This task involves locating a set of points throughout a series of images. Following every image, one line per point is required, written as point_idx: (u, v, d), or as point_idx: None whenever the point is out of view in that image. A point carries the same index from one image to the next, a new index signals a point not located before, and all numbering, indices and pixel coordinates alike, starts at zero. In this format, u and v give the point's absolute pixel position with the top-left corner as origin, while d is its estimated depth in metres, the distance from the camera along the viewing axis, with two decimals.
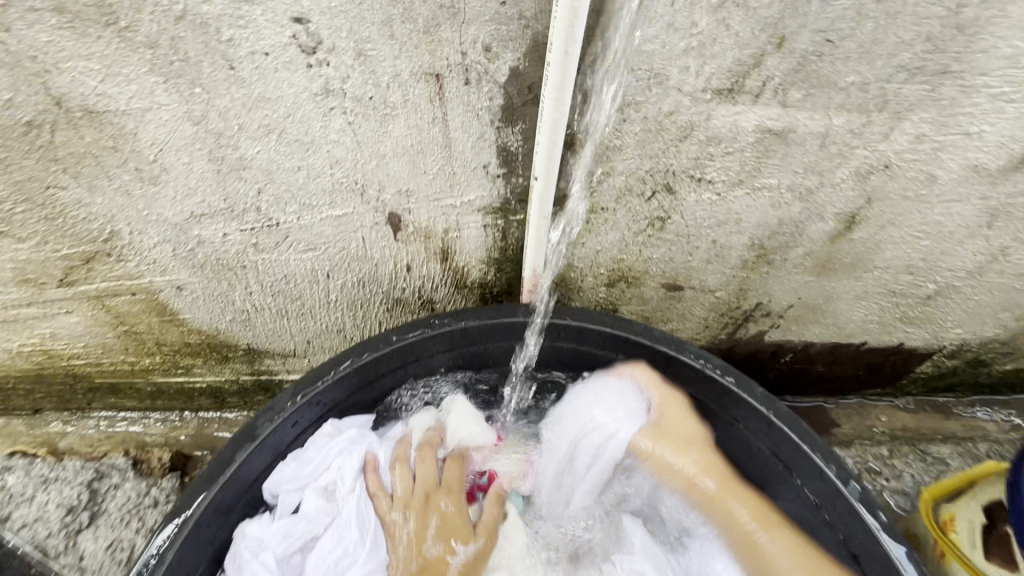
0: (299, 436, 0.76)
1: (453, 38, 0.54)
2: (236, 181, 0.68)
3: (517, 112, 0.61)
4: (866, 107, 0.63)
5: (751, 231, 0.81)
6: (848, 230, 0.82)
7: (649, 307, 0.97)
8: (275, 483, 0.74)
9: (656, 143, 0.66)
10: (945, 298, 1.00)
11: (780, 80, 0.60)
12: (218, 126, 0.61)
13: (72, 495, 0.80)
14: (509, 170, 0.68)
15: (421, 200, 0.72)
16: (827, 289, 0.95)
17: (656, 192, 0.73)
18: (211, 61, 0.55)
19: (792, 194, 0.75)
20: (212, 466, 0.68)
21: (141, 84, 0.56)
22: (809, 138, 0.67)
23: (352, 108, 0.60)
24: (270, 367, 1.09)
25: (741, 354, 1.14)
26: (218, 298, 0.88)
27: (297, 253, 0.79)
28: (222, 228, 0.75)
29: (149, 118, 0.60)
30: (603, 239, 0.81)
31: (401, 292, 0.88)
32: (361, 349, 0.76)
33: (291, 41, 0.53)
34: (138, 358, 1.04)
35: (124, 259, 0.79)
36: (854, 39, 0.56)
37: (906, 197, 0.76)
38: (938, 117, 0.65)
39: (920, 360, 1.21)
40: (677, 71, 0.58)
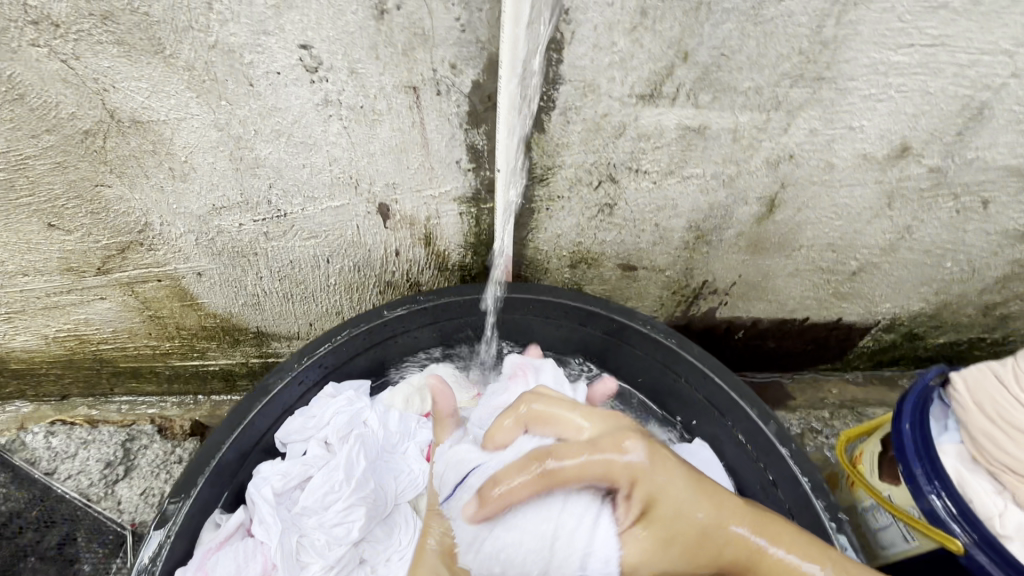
0: (304, 394, 0.88)
1: (425, 58, 0.69)
2: (251, 178, 0.82)
3: (481, 116, 0.76)
4: (764, 107, 0.78)
5: (687, 215, 0.95)
6: (770, 212, 0.96)
7: (609, 286, 1.11)
8: (286, 433, 0.86)
9: (596, 139, 0.81)
10: (869, 274, 1.14)
11: (690, 86, 0.74)
12: (238, 131, 0.75)
13: (109, 452, 0.95)
14: (477, 165, 0.83)
15: (405, 191, 0.86)
16: (763, 267, 1.09)
17: (602, 181, 0.87)
18: (235, 80, 0.69)
19: (717, 182, 0.89)
20: (232, 415, 0.80)
21: (179, 99, 0.71)
22: (722, 133, 0.81)
23: (347, 115, 0.75)
24: (277, 349, 1.22)
25: (697, 330, 1.28)
26: (233, 283, 1.02)
27: (302, 240, 0.93)
28: (239, 219, 0.89)
29: (183, 126, 0.74)
30: (563, 223, 0.95)
31: (392, 274, 1.02)
32: (359, 320, 0.90)
33: (297, 62, 0.68)
34: (159, 342, 1.17)
35: (154, 248, 0.93)
36: (743, 54, 0.71)
37: (813, 182, 0.91)
38: (824, 114, 0.80)
39: (861, 335, 1.35)
40: (606, 81, 0.73)
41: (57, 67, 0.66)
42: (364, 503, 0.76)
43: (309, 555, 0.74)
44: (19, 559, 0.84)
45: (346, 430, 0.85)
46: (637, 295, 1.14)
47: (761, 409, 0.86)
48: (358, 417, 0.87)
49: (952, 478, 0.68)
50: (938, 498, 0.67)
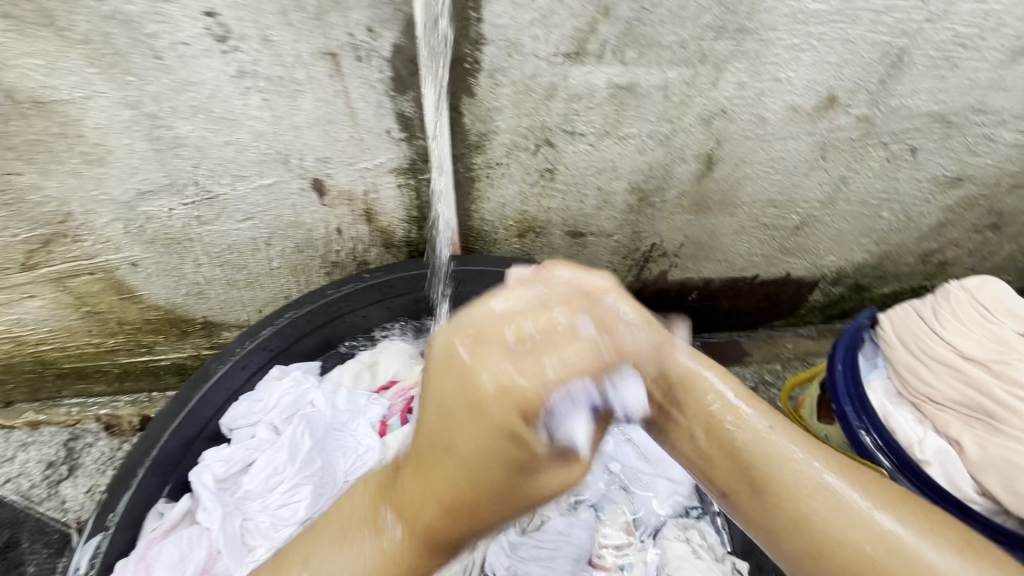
0: (249, 379, 0.86)
1: (340, 22, 0.66)
2: (174, 159, 0.79)
3: (406, 82, 0.74)
4: (691, 62, 0.78)
5: (628, 177, 0.96)
6: (709, 170, 0.97)
7: (560, 254, 1.11)
8: (231, 419, 0.83)
9: (528, 102, 0.80)
10: (811, 227, 1.17)
11: (615, 43, 0.74)
12: (152, 108, 0.72)
13: (51, 451, 0.92)
14: (410, 134, 0.81)
15: (338, 165, 0.84)
16: (709, 227, 1.11)
17: (539, 146, 0.87)
18: (140, 52, 0.66)
19: (653, 141, 0.90)
20: (169, 405, 0.77)
21: (82, 76, 0.67)
22: (652, 91, 0.81)
23: (266, 86, 0.72)
24: (229, 339, 1.19)
25: (652, 294, 1.30)
26: (171, 272, 0.99)
27: (237, 223, 0.91)
28: (167, 203, 0.86)
29: (91, 105, 0.71)
30: (505, 191, 0.94)
31: (337, 254, 1.01)
32: (304, 301, 0.88)
33: (204, 31, 0.65)
34: (102, 340, 1.13)
35: (81, 239, 0.89)
36: (663, 7, 0.71)
37: (748, 137, 0.92)
38: (750, 67, 0.80)
39: (810, 289, 1.39)
40: (529, 40, 0.72)
41: None
42: (310, 483, 0.79)
43: (257, 536, 0.76)
44: None
45: (292, 411, 0.86)
46: (588, 262, 1.15)
47: None
48: (303, 398, 0.88)
49: (877, 410, 0.71)
50: (867, 434, 0.70)
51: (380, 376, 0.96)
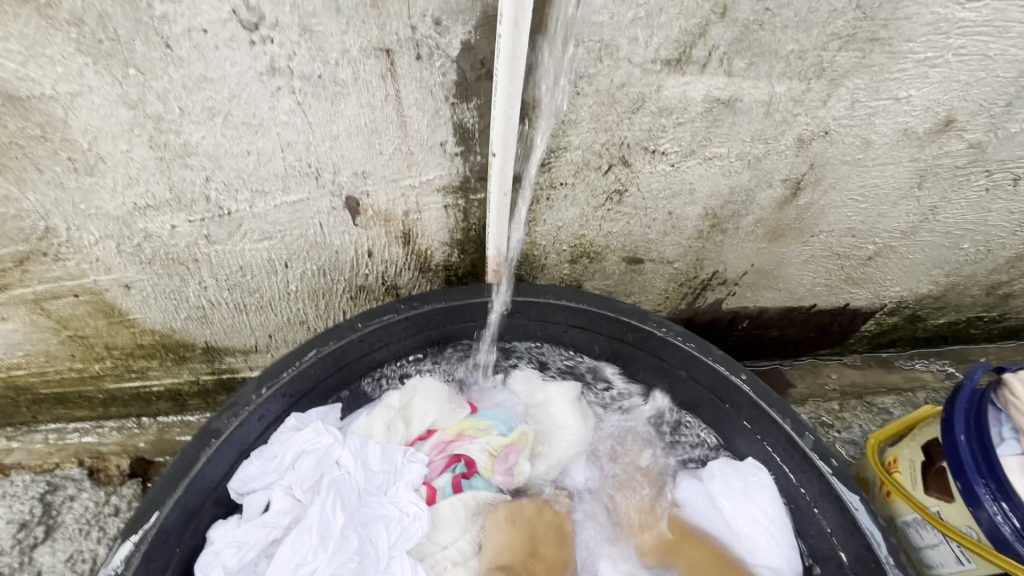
0: (266, 429, 0.74)
1: (401, 10, 0.53)
2: (181, 169, 0.65)
3: (471, 88, 0.61)
4: (805, 75, 0.66)
5: (704, 202, 0.84)
6: (794, 196, 0.86)
7: (612, 281, 0.99)
8: (242, 483, 0.71)
9: (610, 116, 0.67)
10: (884, 258, 1.06)
11: (725, 49, 0.62)
12: (157, 109, 0.58)
13: (22, 510, 0.77)
14: (466, 148, 0.68)
15: (378, 181, 0.71)
16: (778, 256, 1.00)
17: (612, 165, 0.74)
18: (145, 39, 0.52)
19: (740, 163, 0.78)
20: (177, 465, 0.65)
21: (69, 66, 0.53)
22: (754, 106, 0.69)
23: (301, 87, 0.59)
24: (232, 365, 1.06)
25: (701, 322, 1.18)
26: (170, 295, 0.85)
27: (252, 243, 0.77)
28: (170, 220, 0.71)
29: (79, 103, 0.56)
30: (563, 215, 0.82)
31: (364, 279, 0.88)
32: (326, 338, 0.75)
33: (230, 17, 0.51)
34: (86, 365, 0.99)
35: (62, 258, 0.74)
36: (790, 9, 0.59)
37: (846, 161, 0.80)
38: (870, 84, 0.68)
39: (865, 319, 1.29)
40: (626, 42, 0.59)
41: None
42: (347, 573, 0.66)
43: None
44: None
45: (315, 479, 0.73)
46: (640, 290, 1.03)
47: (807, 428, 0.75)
48: (328, 458, 0.75)
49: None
50: (1003, 519, 0.63)
51: (415, 426, 0.83)
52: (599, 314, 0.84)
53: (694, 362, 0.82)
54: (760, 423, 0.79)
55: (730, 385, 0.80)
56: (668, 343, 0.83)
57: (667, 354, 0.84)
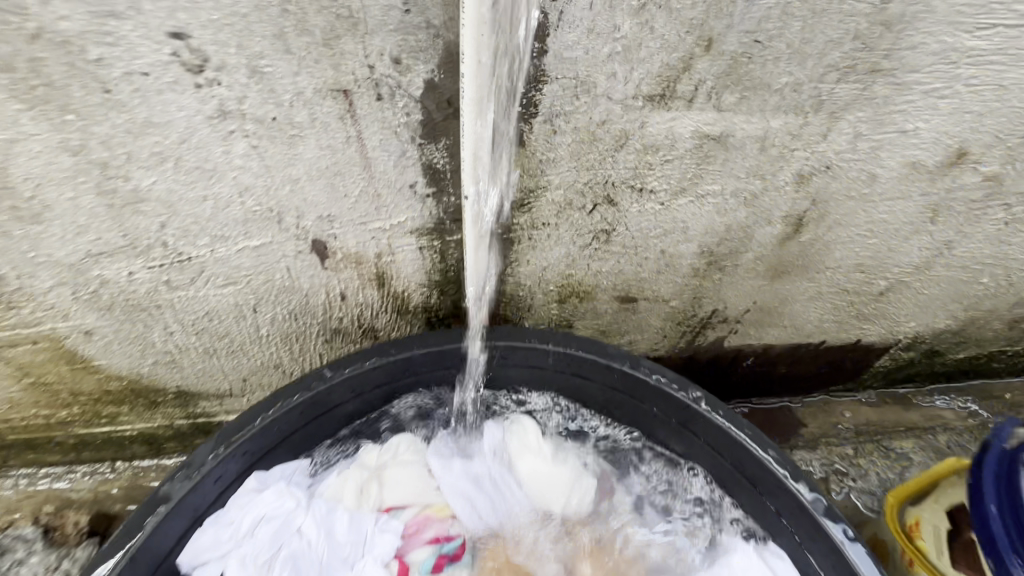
0: (222, 493, 0.68)
1: (356, 50, 0.49)
2: (133, 215, 0.61)
3: (438, 128, 0.57)
4: (802, 109, 0.61)
5: (699, 240, 0.78)
6: (796, 233, 0.80)
7: (605, 321, 0.93)
8: (193, 555, 0.66)
9: (591, 154, 0.63)
10: (896, 293, 0.99)
11: (713, 83, 0.57)
12: (101, 155, 0.54)
13: None
14: (438, 189, 0.64)
15: (346, 224, 0.67)
16: (781, 293, 0.93)
17: (597, 204, 0.70)
18: (81, 84, 0.48)
19: (736, 201, 0.72)
20: (120, 536, 0.60)
21: (3, 113, 0.50)
22: (747, 142, 0.64)
23: (255, 130, 0.55)
24: (207, 408, 1.01)
25: (702, 360, 1.12)
26: (134, 340, 0.80)
27: (216, 288, 0.73)
28: (126, 266, 0.68)
29: (18, 150, 0.53)
30: (548, 255, 0.77)
31: (339, 322, 0.83)
32: (293, 390, 0.70)
33: (171, 59, 0.48)
34: (53, 411, 0.94)
35: (16, 306, 0.71)
36: (782, 40, 0.54)
37: (851, 197, 0.74)
38: (874, 116, 0.63)
39: (879, 355, 1.21)
40: (604, 78, 0.55)
41: None
42: None
43: None
44: None
45: (270, 553, 0.68)
46: (635, 329, 0.97)
47: (820, 493, 0.68)
48: (288, 526, 0.71)
49: None
50: None
51: (389, 493, 0.76)
52: (589, 361, 0.78)
53: (691, 415, 0.76)
54: (766, 483, 0.71)
55: (734, 442, 0.73)
56: (664, 393, 0.77)
57: (663, 405, 0.78)
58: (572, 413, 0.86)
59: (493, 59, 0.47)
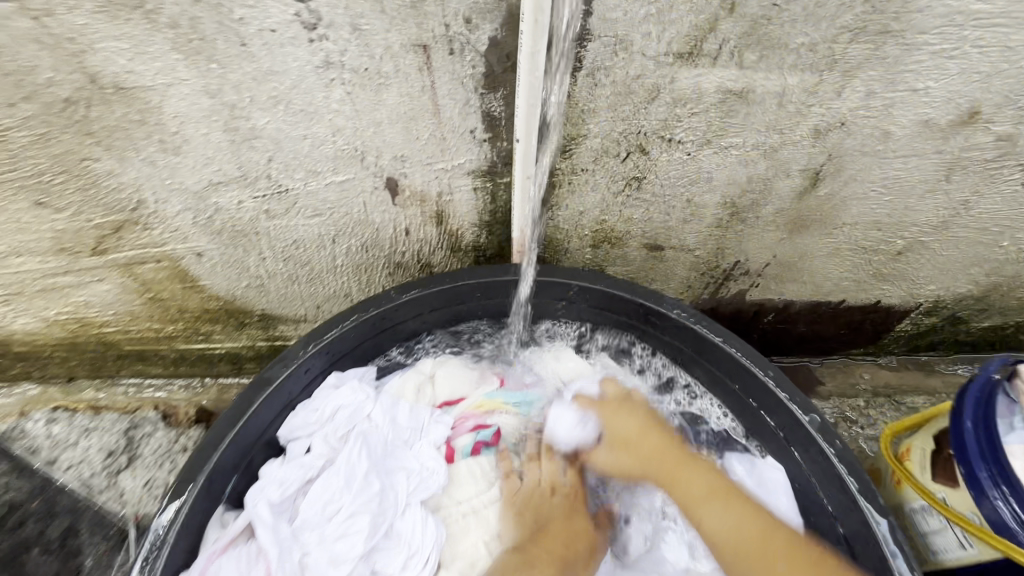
0: (309, 384, 0.83)
1: (437, 11, 0.61)
2: (248, 150, 0.76)
3: (498, 79, 0.69)
4: (817, 67, 0.69)
5: (721, 190, 0.87)
6: (813, 187, 0.87)
7: (634, 267, 1.04)
8: (288, 430, 0.80)
9: (627, 105, 0.73)
10: (916, 254, 1.05)
11: (736, 43, 0.66)
12: (232, 98, 0.69)
13: (111, 440, 0.93)
14: (494, 135, 0.76)
15: (415, 164, 0.79)
16: (800, 247, 1.01)
17: (630, 153, 0.80)
18: (225, 38, 0.62)
19: (757, 153, 0.81)
20: (237, 403, 0.76)
21: (165, 61, 0.64)
22: (767, 97, 0.73)
23: (351, 79, 0.67)
24: (284, 332, 1.17)
25: (725, 313, 1.21)
26: (234, 264, 0.96)
27: (305, 219, 0.87)
28: (237, 195, 0.82)
29: (171, 92, 0.67)
30: (585, 199, 0.88)
31: (402, 255, 0.96)
32: (367, 305, 0.85)
33: (294, 18, 0.61)
34: (162, 325, 1.13)
35: (150, 227, 0.87)
36: (798, 4, 0.62)
37: (865, 153, 0.82)
38: (885, 75, 0.70)
39: (899, 318, 1.26)
40: (640, 37, 0.64)
41: (29, 26, 0.59)
42: (370, 511, 0.73)
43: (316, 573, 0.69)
44: (21, 553, 0.83)
45: (348, 430, 0.80)
46: (662, 277, 1.07)
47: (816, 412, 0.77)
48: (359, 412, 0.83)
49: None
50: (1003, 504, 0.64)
51: (442, 391, 0.90)
52: (619, 297, 0.89)
53: (707, 346, 0.86)
54: (770, 405, 0.82)
55: (744, 370, 0.83)
56: (682, 326, 0.87)
57: (679, 336, 0.88)
58: (598, 344, 0.98)
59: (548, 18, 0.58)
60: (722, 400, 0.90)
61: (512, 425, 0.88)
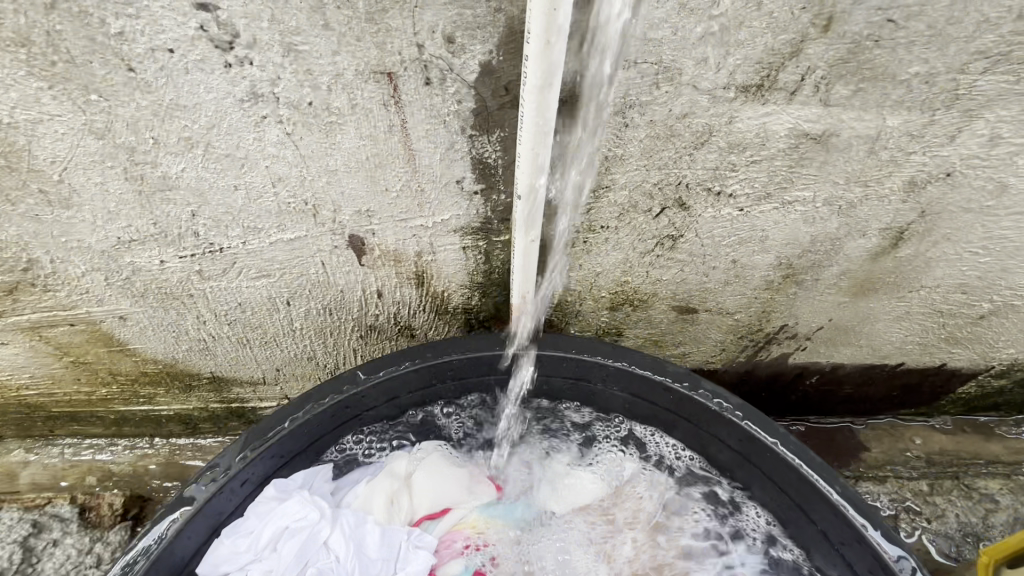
0: (247, 496, 0.65)
1: (405, 26, 0.43)
2: (163, 203, 0.57)
3: (492, 118, 0.50)
4: (929, 105, 0.50)
5: (777, 250, 0.69)
6: (894, 247, 0.69)
7: (659, 331, 0.85)
8: (213, 565, 0.61)
9: (666, 151, 0.54)
10: (1001, 317, 0.86)
11: (824, 72, 0.47)
12: (128, 139, 0.50)
13: (3, 555, 0.72)
14: (488, 185, 0.57)
15: (385, 220, 0.61)
16: (863, 311, 0.83)
17: (666, 208, 0.61)
18: (104, 61, 0.44)
19: (828, 209, 0.62)
20: (143, 538, 0.57)
21: (24, 91, 0.46)
22: (854, 142, 0.54)
23: (290, 116, 0.49)
24: (241, 394, 0.99)
25: (762, 376, 1.02)
26: (167, 328, 0.78)
27: (249, 280, 0.69)
28: (157, 255, 0.64)
29: (42, 132, 0.49)
30: (603, 259, 0.69)
31: (375, 319, 0.78)
32: (322, 392, 0.66)
33: (199, 34, 0.42)
34: (94, 388, 0.95)
35: (52, 289, 0.69)
36: (920, 20, 0.44)
37: (969, 210, 0.63)
38: (1019, 115, 0.52)
39: (963, 380, 1.08)
40: (692, 64, 0.46)
41: None
42: None
43: None
44: None
45: (296, 572, 0.62)
46: (692, 341, 0.88)
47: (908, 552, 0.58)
48: (314, 539, 0.64)
49: None
50: None
51: (420, 501, 0.71)
52: (643, 379, 0.71)
53: (755, 448, 0.68)
54: (839, 533, 0.63)
55: (804, 484, 0.64)
56: (725, 419, 0.69)
57: (718, 430, 0.70)
58: (613, 428, 0.79)
59: (564, 39, 0.39)
60: (773, 512, 0.71)
61: (510, 543, 0.71)
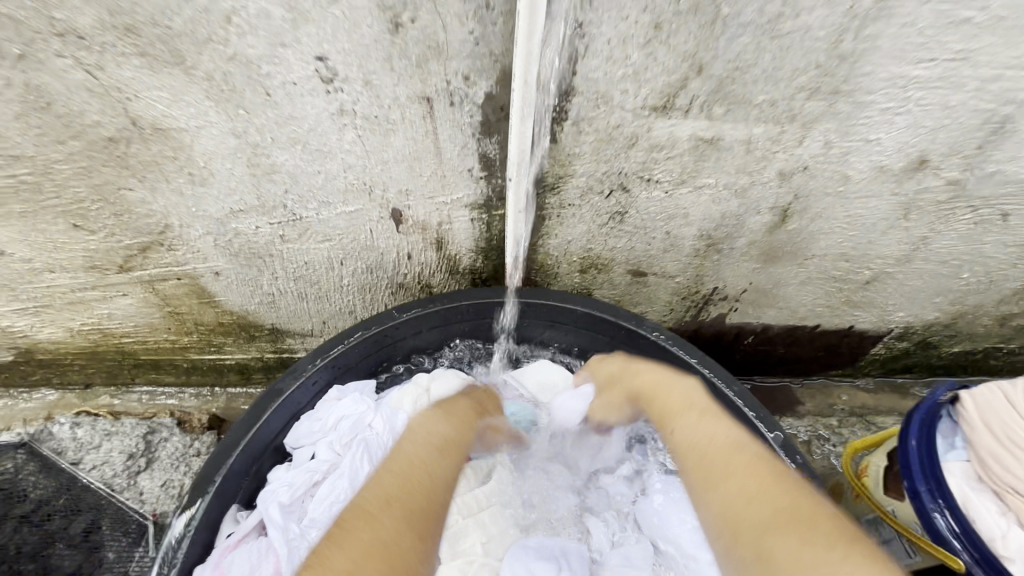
0: (315, 395, 0.90)
1: (439, 70, 0.70)
2: (267, 183, 0.84)
3: (493, 127, 0.77)
4: (778, 120, 0.77)
5: (698, 224, 0.95)
6: (783, 222, 0.95)
7: (618, 291, 1.11)
8: (295, 438, 0.89)
9: (608, 149, 0.81)
10: (883, 283, 1.12)
11: (704, 98, 0.74)
12: (255, 139, 0.77)
13: (131, 444, 1.01)
14: (489, 173, 0.84)
15: (418, 197, 0.87)
16: (774, 276, 1.09)
17: (613, 190, 0.88)
18: (253, 90, 0.71)
19: (728, 192, 0.89)
20: (249, 414, 0.83)
21: (198, 108, 0.72)
22: (735, 144, 0.81)
23: (362, 124, 0.76)
24: (291, 345, 1.25)
25: (707, 335, 1.28)
26: (249, 282, 1.04)
27: (316, 243, 0.95)
28: (255, 222, 0.91)
29: (202, 133, 0.76)
30: (572, 230, 0.96)
31: (404, 277, 1.04)
32: (371, 323, 0.92)
33: (313, 74, 0.69)
34: (178, 337, 1.20)
35: (174, 248, 0.95)
36: (758, 67, 0.70)
37: (828, 193, 0.90)
38: (840, 127, 0.79)
39: (873, 343, 1.33)
40: (619, 93, 0.73)
41: (82, 78, 0.68)
42: None
43: None
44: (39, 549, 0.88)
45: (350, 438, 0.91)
46: (646, 300, 1.14)
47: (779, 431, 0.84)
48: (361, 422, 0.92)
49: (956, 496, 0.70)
50: (941, 517, 0.69)
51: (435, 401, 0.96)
52: (603, 320, 0.97)
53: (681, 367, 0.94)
54: None
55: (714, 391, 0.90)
56: (661, 347, 0.95)
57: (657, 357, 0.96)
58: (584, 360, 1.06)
59: (535, 80, 0.66)
60: None
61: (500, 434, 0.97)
